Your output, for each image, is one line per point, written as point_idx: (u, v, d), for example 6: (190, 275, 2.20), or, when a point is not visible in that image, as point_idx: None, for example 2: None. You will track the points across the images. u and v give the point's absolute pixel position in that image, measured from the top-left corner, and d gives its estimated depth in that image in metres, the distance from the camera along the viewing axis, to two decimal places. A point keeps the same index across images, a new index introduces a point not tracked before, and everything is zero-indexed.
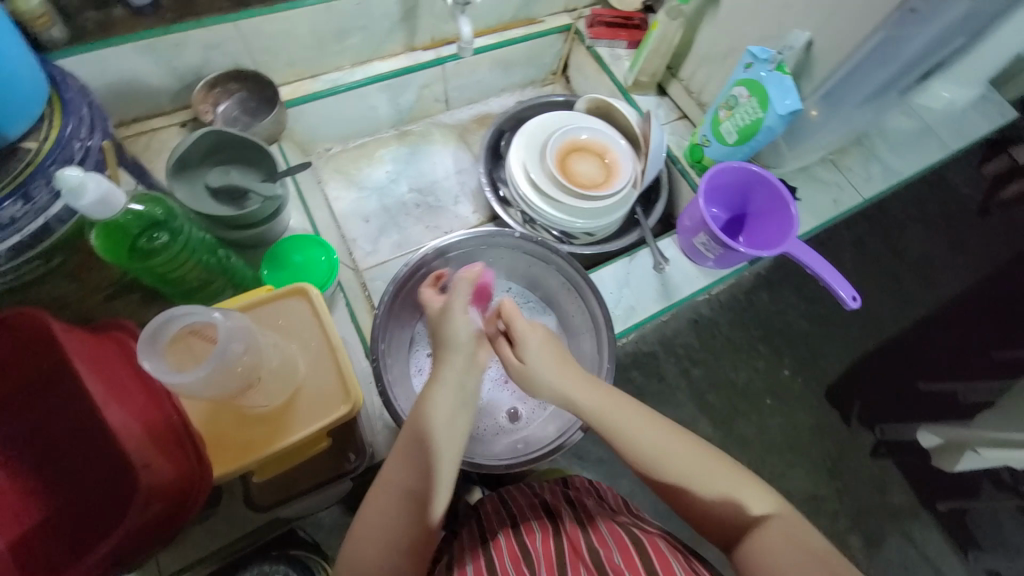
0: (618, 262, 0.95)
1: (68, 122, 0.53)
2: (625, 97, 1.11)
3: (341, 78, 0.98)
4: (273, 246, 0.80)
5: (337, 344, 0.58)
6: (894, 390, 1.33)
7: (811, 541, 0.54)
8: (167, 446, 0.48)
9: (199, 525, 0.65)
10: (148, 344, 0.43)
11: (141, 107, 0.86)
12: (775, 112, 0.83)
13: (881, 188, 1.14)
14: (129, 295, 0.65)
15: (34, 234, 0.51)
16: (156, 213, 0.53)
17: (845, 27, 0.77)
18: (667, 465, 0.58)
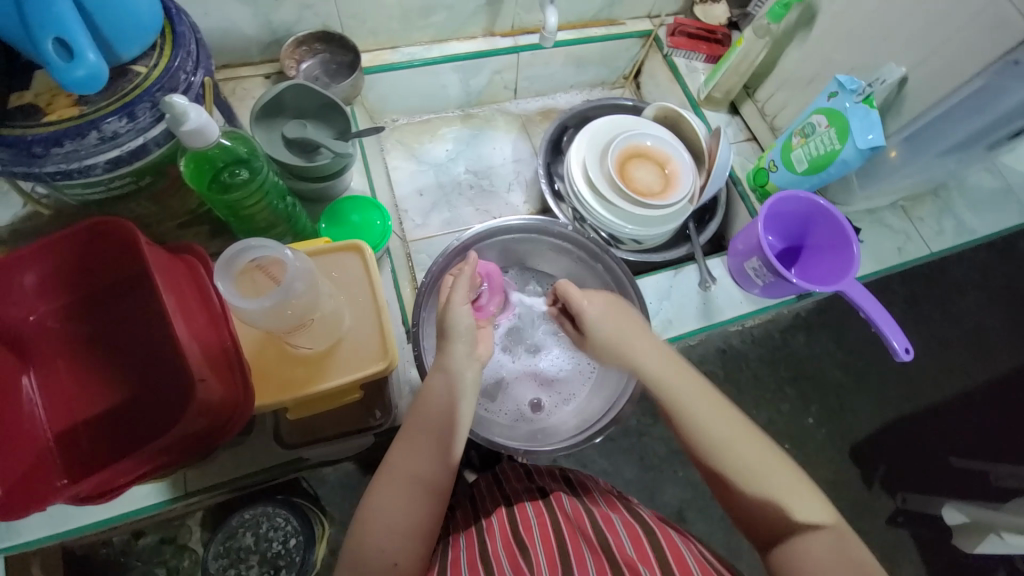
0: (663, 273, 0.94)
1: (177, 54, 0.56)
2: (695, 110, 1.09)
3: (418, 52, 1.01)
4: (333, 203, 0.83)
5: (382, 303, 0.60)
6: (924, 458, 1.26)
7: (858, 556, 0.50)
8: (220, 368, 0.51)
9: (226, 452, 0.69)
10: (223, 268, 0.45)
11: (234, 54, 0.91)
12: (853, 145, 0.80)
13: (950, 244, 1.08)
14: (199, 226, 0.70)
15: (132, 151, 0.54)
16: (241, 149, 0.56)
17: (946, 67, 0.73)
18: (724, 452, 0.56)
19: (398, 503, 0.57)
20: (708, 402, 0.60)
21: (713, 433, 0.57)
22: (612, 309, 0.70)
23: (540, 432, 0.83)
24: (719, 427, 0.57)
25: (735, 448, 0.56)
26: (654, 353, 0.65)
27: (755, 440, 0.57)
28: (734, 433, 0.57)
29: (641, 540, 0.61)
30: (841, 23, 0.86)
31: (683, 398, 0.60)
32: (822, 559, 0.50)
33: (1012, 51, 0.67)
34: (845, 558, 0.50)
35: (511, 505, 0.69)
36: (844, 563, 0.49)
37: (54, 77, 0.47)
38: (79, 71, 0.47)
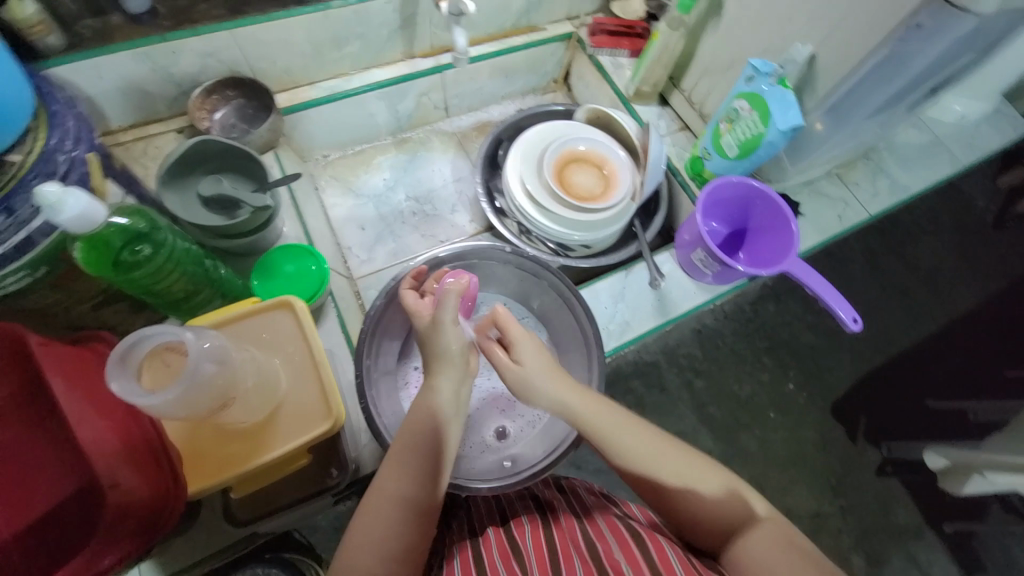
0: (614, 276, 0.93)
1: (53, 134, 0.54)
2: (627, 107, 1.09)
3: (339, 85, 0.98)
4: (264, 256, 0.80)
5: (320, 358, 0.58)
6: (901, 407, 1.30)
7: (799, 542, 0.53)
8: (142, 464, 0.48)
9: (181, 536, 0.65)
10: (117, 367, 0.42)
11: (140, 113, 0.87)
12: (775, 127, 0.82)
13: (888, 203, 1.11)
14: (118, 303, 0.66)
15: (16, 246, 0.51)
16: (140, 225, 0.54)
17: (851, 41, 0.75)
18: (651, 468, 0.59)
19: (377, 525, 0.55)
20: (629, 426, 0.62)
21: (638, 454, 0.59)
22: (537, 351, 0.68)
23: (509, 460, 0.80)
24: (637, 446, 0.60)
25: (661, 463, 0.59)
26: (573, 392, 0.64)
27: (675, 448, 0.60)
28: (653, 447, 0.60)
29: (629, 543, 0.58)
30: (748, 7, 0.87)
31: (606, 431, 0.61)
32: (764, 548, 0.52)
33: (914, 14, 0.67)
34: (784, 539, 0.53)
35: (506, 522, 0.68)
36: (787, 547, 0.52)
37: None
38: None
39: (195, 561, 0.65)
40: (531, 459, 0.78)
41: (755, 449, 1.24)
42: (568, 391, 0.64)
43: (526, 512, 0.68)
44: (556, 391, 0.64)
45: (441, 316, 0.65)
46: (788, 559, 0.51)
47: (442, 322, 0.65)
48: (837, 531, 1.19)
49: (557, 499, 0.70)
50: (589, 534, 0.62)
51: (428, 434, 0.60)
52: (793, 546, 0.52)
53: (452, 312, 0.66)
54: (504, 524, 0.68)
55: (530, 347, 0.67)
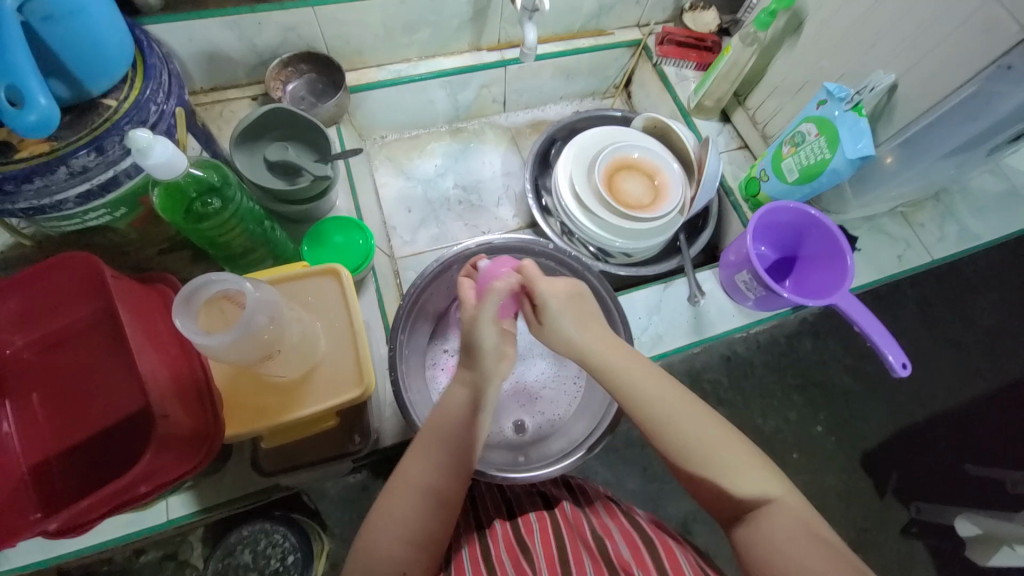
0: (652, 288, 0.92)
1: (148, 85, 0.57)
2: (686, 120, 1.08)
3: (405, 69, 1.01)
4: (317, 224, 0.83)
5: (358, 326, 0.60)
6: (938, 467, 1.22)
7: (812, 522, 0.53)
8: (187, 399, 0.52)
9: (208, 477, 0.68)
10: (181, 306, 0.46)
11: (220, 77, 0.92)
12: (844, 155, 0.79)
13: (953, 250, 1.05)
14: (181, 252, 0.71)
15: (103, 183, 0.55)
16: (213, 179, 0.57)
17: (938, 74, 0.71)
18: (678, 429, 0.57)
19: (401, 507, 0.57)
20: (659, 382, 0.60)
21: (665, 412, 0.58)
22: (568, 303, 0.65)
23: (525, 454, 0.80)
24: (665, 408, 0.58)
25: (688, 426, 0.57)
26: (600, 340, 0.62)
27: (706, 415, 0.58)
28: (681, 407, 0.58)
29: (639, 548, 0.60)
30: (830, 30, 0.84)
31: (634, 377, 0.60)
32: (782, 531, 0.52)
33: (1006, 54, 0.64)
34: (804, 525, 0.52)
35: (514, 516, 0.68)
36: (805, 534, 0.51)
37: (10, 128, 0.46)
38: (31, 116, 0.46)
39: (218, 502, 0.69)
40: (547, 456, 0.78)
41: None
42: (598, 341, 0.62)
43: (534, 509, 0.68)
44: (584, 336, 0.62)
45: (480, 311, 0.62)
46: (806, 547, 0.50)
47: (481, 318, 0.62)
48: None
49: (565, 496, 0.71)
50: (598, 531, 0.63)
51: (458, 429, 0.60)
52: (811, 534, 0.52)
53: (492, 310, 0.62)
54: (510, 518, 0.68)
55: (561, 303, 0.64)
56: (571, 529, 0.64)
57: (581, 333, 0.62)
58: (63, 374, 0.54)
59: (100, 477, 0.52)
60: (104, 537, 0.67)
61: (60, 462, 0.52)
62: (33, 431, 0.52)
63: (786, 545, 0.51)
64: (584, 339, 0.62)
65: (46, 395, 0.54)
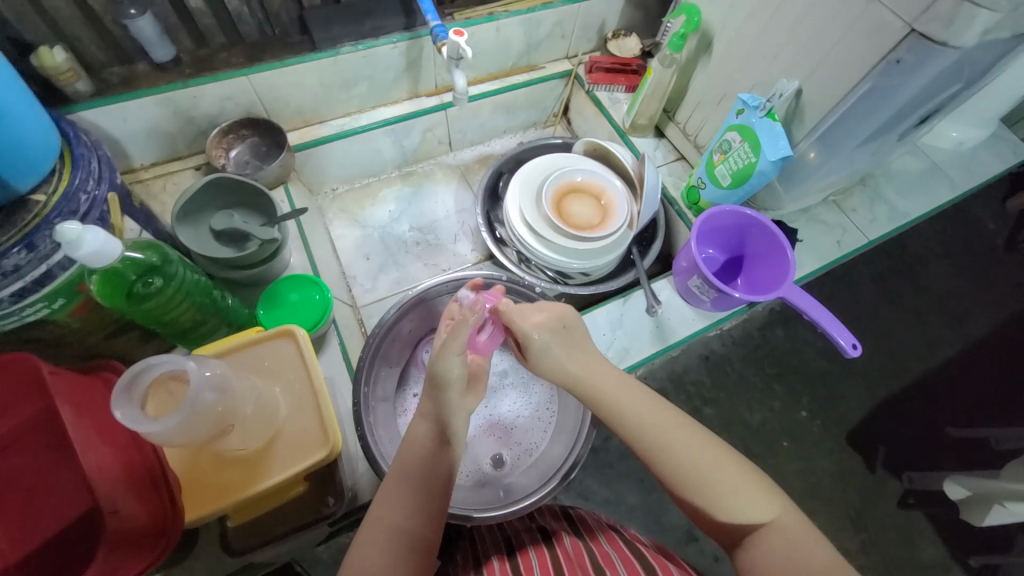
0: (612, 303, 0.94)
1: (76, 175, 0.58)
2: (624, 139, 1.13)
3: (347, 123, 1.04)
4: (271, 286, 0.82)
5: (318, 386, 0.59)
6: (919, 436, 1.26)
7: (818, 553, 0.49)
8: (141, 489, 0.50)
9: (178, 566, 0.65)
10: (124, 393, 0.44)
11: (161, 152, 0.92)
12: (766, 158, 0.84)
13: (888, 229, 1.12)
14: (129, 333, 0.69)
15: (36, 279, 0.54)
16: (152, 259, 0.57)
17: (835, 75, 0.78)
18: (669, 453, 0.56)
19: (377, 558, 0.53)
20: (653, 408, 0.59)
21: (654, 434, 0.57)
22: (557, 334, 0.66)
23: (504, 489, 0.80)
24: (660, 429, 0.57)
25: (681, 448, 0.56)
26: (589, 369, 0.63)
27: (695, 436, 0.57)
28: (673, 428, 0.57)
29: (638, 573, 0.57)
30: (737, 45, 0.90)
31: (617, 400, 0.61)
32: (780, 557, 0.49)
33: (894, 50, 0.70)
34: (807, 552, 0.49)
35: (513, 552, 0.66)
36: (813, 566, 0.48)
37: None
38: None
39: None
40: (527, 490, 0.78)
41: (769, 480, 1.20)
42: (591, 372, 0.63)
43: (532, 542, 0.68)
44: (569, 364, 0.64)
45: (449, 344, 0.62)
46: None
47: (447, 348, 0.61)
48: (859, 568, 1.14)
49: (564, 529, 0.70)
50: (598, 562, 0.61)
51: (424, 465, 0.59)
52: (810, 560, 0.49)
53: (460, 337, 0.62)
54: (510, 554, 0.66)
55: (549, 336, 0.65)
56: (570, 557, 0.63)
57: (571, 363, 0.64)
58: (7, 485, 0.52)
59: None
60: None
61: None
62: None
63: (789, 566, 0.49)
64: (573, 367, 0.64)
65: None
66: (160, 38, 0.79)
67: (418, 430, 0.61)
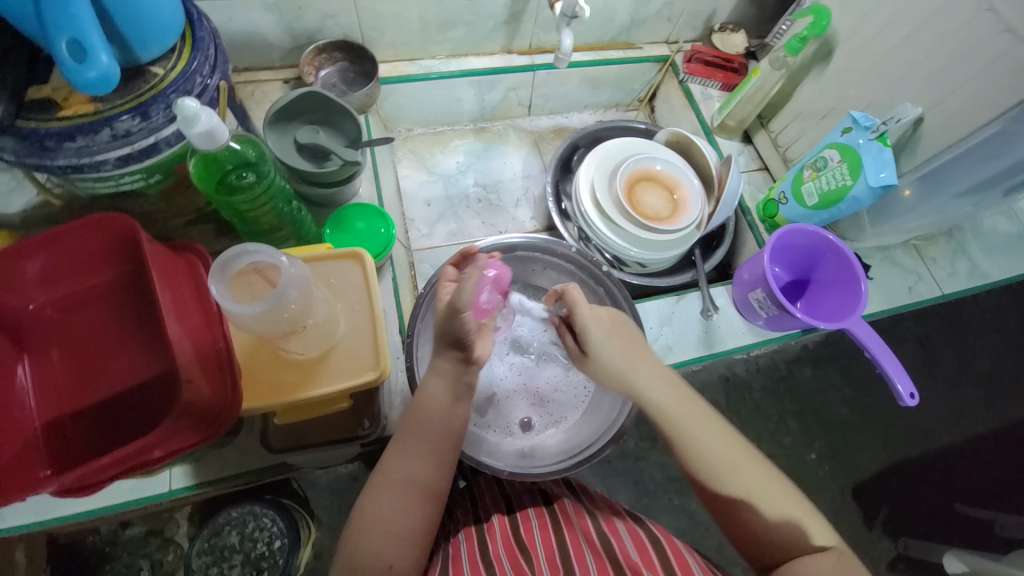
0: (664, 299, 0.93)
1: (195, 57, 0.58)
2: (708, 137, 1.09)
3: (436, 65, 1.02)
4: (340, 210, 0.84)
5: (378, 312, 0.60)
6: (932, 504, 1.22)
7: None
8: (208, 367, 0.53)
9: (215, 449, 0.69)
10: (217, 273, 0.46)
11: (254, 58, 0.93)
12: (865, 182, 0.80)
13: (963, 288, 1.06)
14: (205, 224, 0.72)
15: (143, 149, 0.56)
16: (249, 153, 0.58)
17: (962, 111, 0.73)
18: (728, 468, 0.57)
19: (386, 504, 0.57)
20: (712, 431, 0.59)
21: (710, 450, 0.58)
22: (628, 344, 0.65)
23: (528, 453, 0.80)
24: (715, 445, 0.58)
25: (736, 470, 0.56)
26: (654, 378, 0.62)
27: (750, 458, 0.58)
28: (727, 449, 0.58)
29: (647, 549, 0.59)
30: (860, 59, 0.85)
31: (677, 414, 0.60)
32: (821, 570, 0.51)
33: None
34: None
35: (513, 511, 0.68)
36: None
37: (66, 79, 0.47)
38: (91, 72, 0.46)
39: (223, 477, 0.69)
40: (550, 458, 0.78)
41: None
42: (647, 377, 0.62)
43: (535, 506, 0.69)
44: (629, 367, 0.63)
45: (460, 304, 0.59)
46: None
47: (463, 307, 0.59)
48: None
49: (567, 495, 0.71)
50: (603, 530, 0.63)
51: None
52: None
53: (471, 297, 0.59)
54: (511, 512, 0.68)
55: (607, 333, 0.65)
56: (574, 529, 0.63)
57: (629, 362, 0.63)
58: (88, 335, 0.55)
59: (115, 437, 0.52)
60: (105, 501, 0.67)
61: (79, 421, 0.52)
62: (53, 391, 0.52)
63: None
64: (624, 369, 0.63)
65: (71, 354, 0.54)
66: None
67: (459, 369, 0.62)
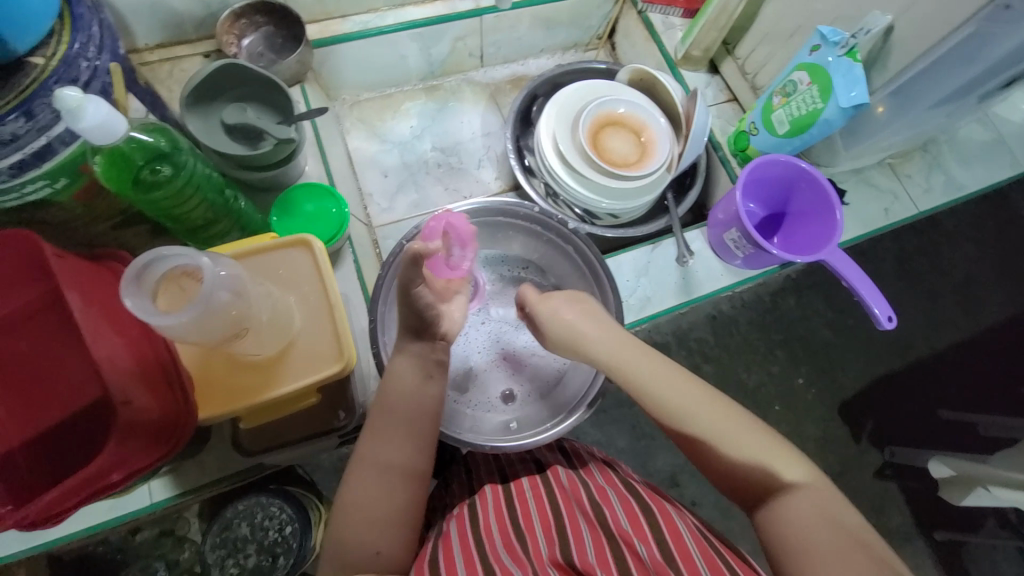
0: (639, 250, 0.90)
1: (76, 38, 0.52)
2: (673, 72, 1.03)
3: (372, 20, 0.93)
4: (285, 193, 0.78)
5: (335, 301, 0.57)
6: (916, 414, 1.27)
7: (844, 516, 0.50)
8: (154, 382, 0.50)
9: (189, 458, 0.67)
10: (131, 284, 0.42)
11: (166, 33, 0.83)
12: (835, 104, 0.76)
13: (939, 202, 1.05)
14: (136, 226, 0.67)
15: (36, 153, 0.50)
16: (161, 143, 0.53)
17: (937, 13, 0.67)
18: (698, 419, 0.57)
19: (371, 490, 0.54)
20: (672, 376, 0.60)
21: (683, 403, 0.58)
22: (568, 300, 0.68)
23: (514, 422, 0.80)
24: (696, 405, 0.57)
25: (698, 409, 0.57)
26: (608, 337, 0.64)
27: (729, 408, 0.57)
28: (694, 392, 0.59)
29: (637, 517, 0.59)
30: None
31: (642, 371, 0.60)
32: (799, 514, 0.50)
33: None
34: (826, 511, 0.50)
35: (506, 481, 0.67)
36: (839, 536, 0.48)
37: None
38: None
39: (205, 483, 0.68)
40: (537, 424, 0.79)
41: None
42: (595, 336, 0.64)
43: (527, 473, 0.68)
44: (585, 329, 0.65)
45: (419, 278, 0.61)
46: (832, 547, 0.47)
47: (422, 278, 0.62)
48: None
49: (560, 461, 0.70)
50: (595, 496, 0.62)
51: None
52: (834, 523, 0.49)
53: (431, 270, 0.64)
54: (505, 481, 0.67)
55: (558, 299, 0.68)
56: (567, 497, 0.62)
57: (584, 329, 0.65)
58: (17, 362, 0.51)
59: (71, 464, 0.49)
60: (84, 523, 0.66)
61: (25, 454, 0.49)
62: None
63: (805, 527, 0.49)
64: (585, 334, 0.64)
65: (4, 382, 0.50)
66: None
67: None
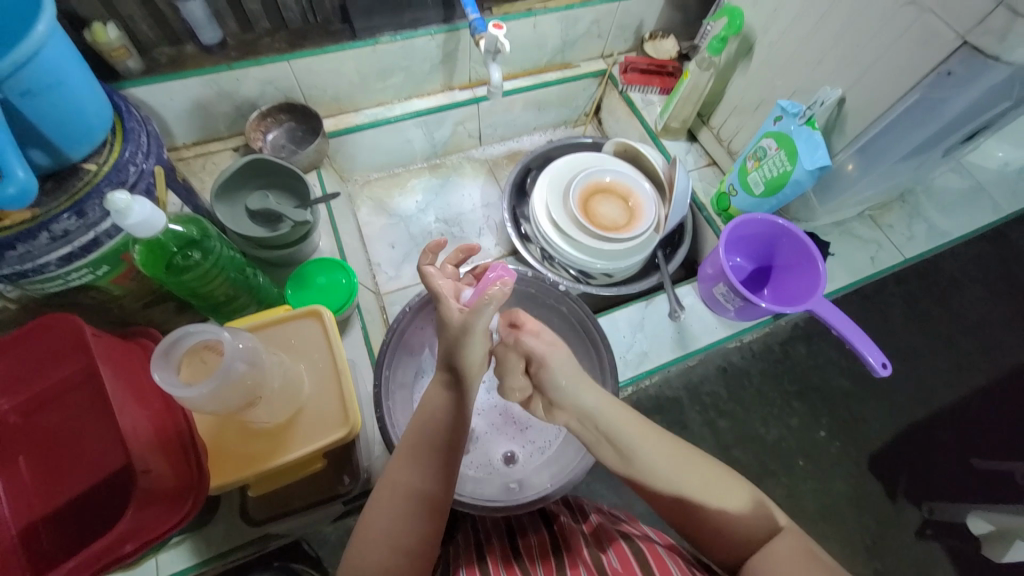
0: (633, 306, 0.94)
1: (127, 147, 0.61)
2: (655, 142, 1.12)
3: (382, 112, 1.05)
4: (300, 267, 0.85)
5: (342, 367, 0.60)
6: (945, 464, 1.21)
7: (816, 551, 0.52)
8: (172, 453, 0.53)
9: (198, 529, 0.68)
10: (161, 360, 0.47)
11: (202, 133, 0.95)
12: (803, 167, 0.82)
13: (926, 248, 1.08)
14: (164, 303, 0.73)
15: (83, 245, 0.57)
16: (193, 232, 0.60)
17: (882, 86, 0.75)
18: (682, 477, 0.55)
19: (386, 528, 0.54)
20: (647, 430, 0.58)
21: (662, 460, 0.56)
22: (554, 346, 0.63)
23: (515, 482, 0.79)
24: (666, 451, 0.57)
25: (670, 460, 0.56)
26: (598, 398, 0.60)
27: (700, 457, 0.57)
28: (673, 449, 0.57)
29: (633, 560, 0.59)
30: (779, 50, 0.89)
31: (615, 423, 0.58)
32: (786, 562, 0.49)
33: (945, 61, 0.67)
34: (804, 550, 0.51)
35: (513, 535, 0.69)
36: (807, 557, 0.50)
37: None
38: (11, 188, 0.48)
39: (212, 555, 0.68)
40: (537, 484, 0.77)
41: (784, 498, 1.17)
42: (584, 393, 0.60)
43: (534, 528, 0.69)
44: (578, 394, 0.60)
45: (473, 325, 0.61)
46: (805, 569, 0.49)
47: (473, 330, 0.61)
48: None
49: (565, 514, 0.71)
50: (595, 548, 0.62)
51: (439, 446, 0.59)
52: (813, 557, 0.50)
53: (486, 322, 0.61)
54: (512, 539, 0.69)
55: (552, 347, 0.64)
56: (571, 550, 0.63)
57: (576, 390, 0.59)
58: (49, 436, 0.54)
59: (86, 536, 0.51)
60: None
61: (47, 526, 0.51)
62: (19, 496, 0.52)
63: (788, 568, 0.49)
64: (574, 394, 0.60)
65: (32, 457, 0.53)
66: (210, 21, 0.81)
67: (428, 407, 0.61)
